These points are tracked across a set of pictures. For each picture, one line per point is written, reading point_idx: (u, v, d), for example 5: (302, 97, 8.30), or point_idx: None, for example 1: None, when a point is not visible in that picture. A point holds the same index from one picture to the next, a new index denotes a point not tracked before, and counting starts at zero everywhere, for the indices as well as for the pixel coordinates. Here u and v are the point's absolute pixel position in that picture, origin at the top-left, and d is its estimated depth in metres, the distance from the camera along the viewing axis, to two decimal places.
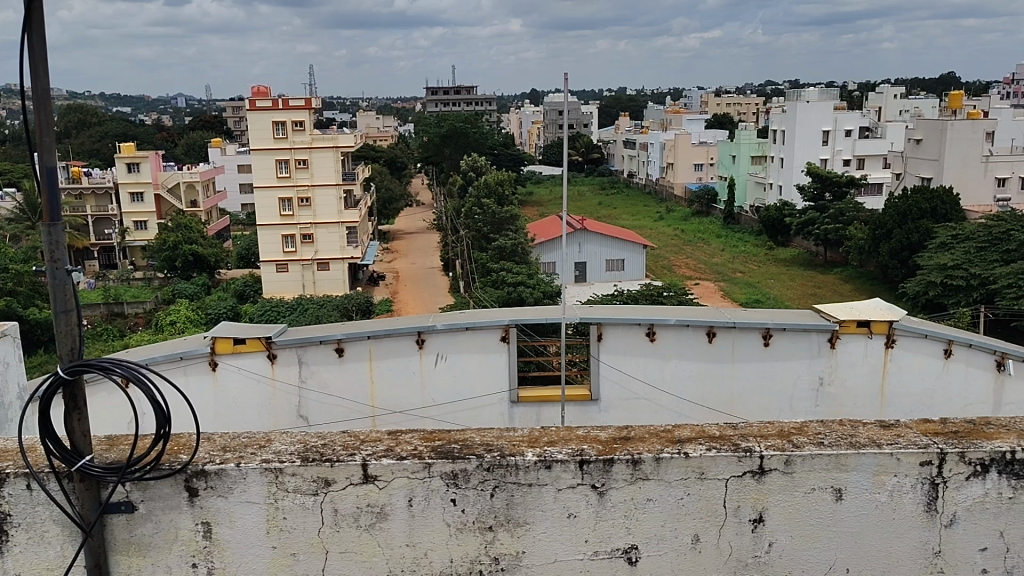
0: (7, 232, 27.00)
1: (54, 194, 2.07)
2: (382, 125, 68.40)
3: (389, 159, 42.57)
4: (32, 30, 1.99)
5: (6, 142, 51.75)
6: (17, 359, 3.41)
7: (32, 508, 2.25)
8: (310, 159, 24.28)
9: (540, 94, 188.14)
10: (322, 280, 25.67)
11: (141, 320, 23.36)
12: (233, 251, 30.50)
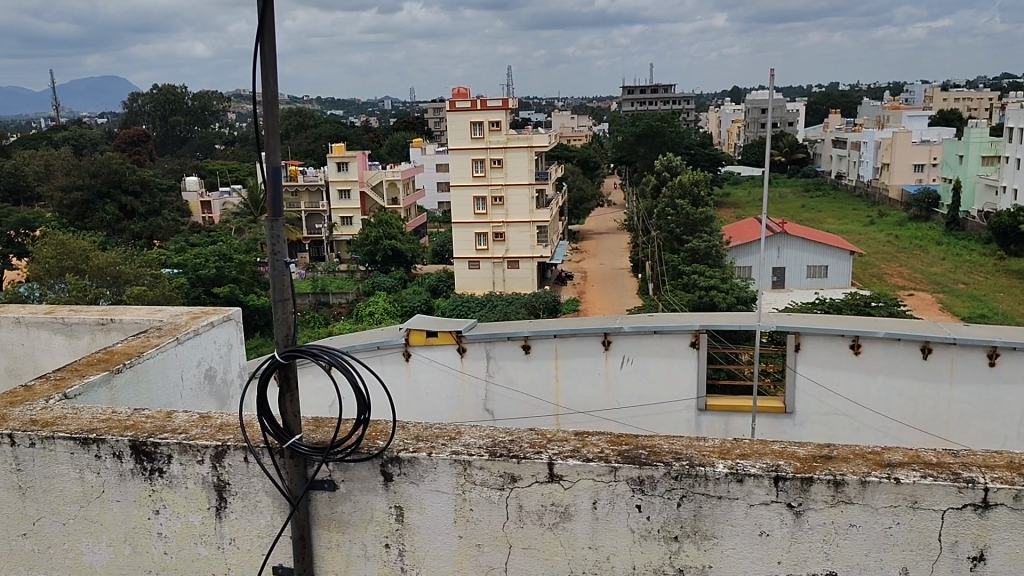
0: (233, 226, 29.87)
1: (278, 191, 2.21)
2: (577, 124, 69.03)
3: (583, 159, 42.91)
4: (263, 38, 2.11)
5: (237, 143, 57.32)
6: (239, 341, 3.70)
7: (248, 478, 2.44)
8: (505, 159, 24.93)
9: (742, 92, 182.21)
10: (512, 277, 26.25)
11: (344, 309, 25.03)
12: (429, 247, 31.97)
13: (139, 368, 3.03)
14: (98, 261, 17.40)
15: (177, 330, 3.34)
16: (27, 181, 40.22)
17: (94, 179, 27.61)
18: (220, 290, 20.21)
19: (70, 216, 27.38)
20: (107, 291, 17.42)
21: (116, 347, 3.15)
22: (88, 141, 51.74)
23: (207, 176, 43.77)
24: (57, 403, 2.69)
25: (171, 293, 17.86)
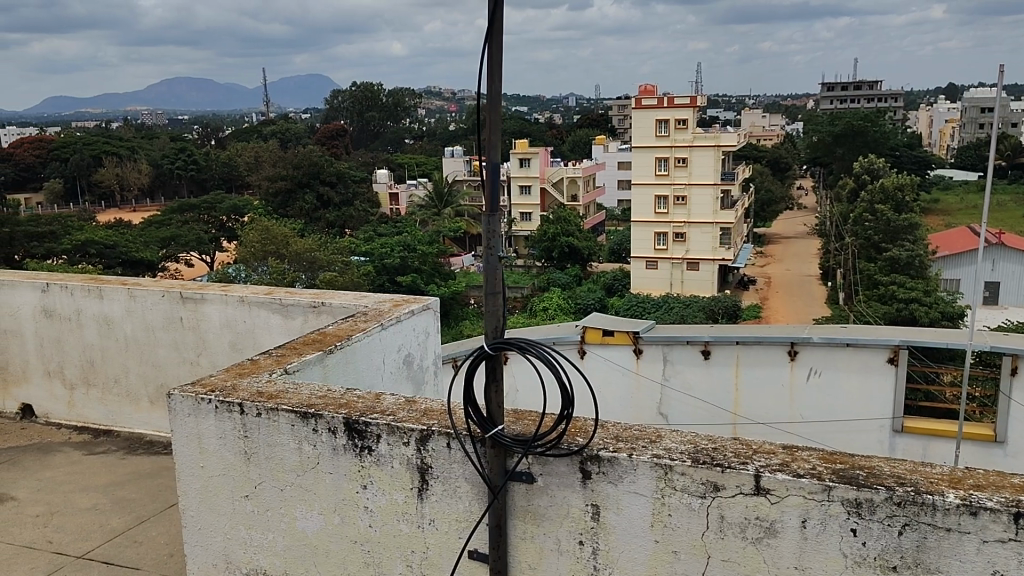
0: (418, 218, 31.41)
1: (496, 187, 2.24)
2: (770, 124, 66.59)
3: (773, 159, 41.45)
4: (493, 39, 2.13)
5: (427, 139, 59.97)
6: (436, 329, 3.81)
7: (451, 463, 2.51)
8: (689, 158, 24.59)
9: (954, 88, 168.54)
10: (691, 279, 25.90)
11: (519, 303, 25.65)
12: (607, 245, 32.09)
13: (349, 351, 3.22)
14: (295, 246, 18.78)
15: (382, 316, 3.50)
16: (241, 171, 44.21)
17: (297, 170, 29.82)
18: (403, 278, 21.29)
19: (275, 204, 29.75)
20: (303, 275, 18.77)
21: (328, 329, 3.36)
22: (293, 136, 55.91)
23: (397, 170, 46.24)
24: (278, 377, 2.91)
25: (359, 280, 18.91)
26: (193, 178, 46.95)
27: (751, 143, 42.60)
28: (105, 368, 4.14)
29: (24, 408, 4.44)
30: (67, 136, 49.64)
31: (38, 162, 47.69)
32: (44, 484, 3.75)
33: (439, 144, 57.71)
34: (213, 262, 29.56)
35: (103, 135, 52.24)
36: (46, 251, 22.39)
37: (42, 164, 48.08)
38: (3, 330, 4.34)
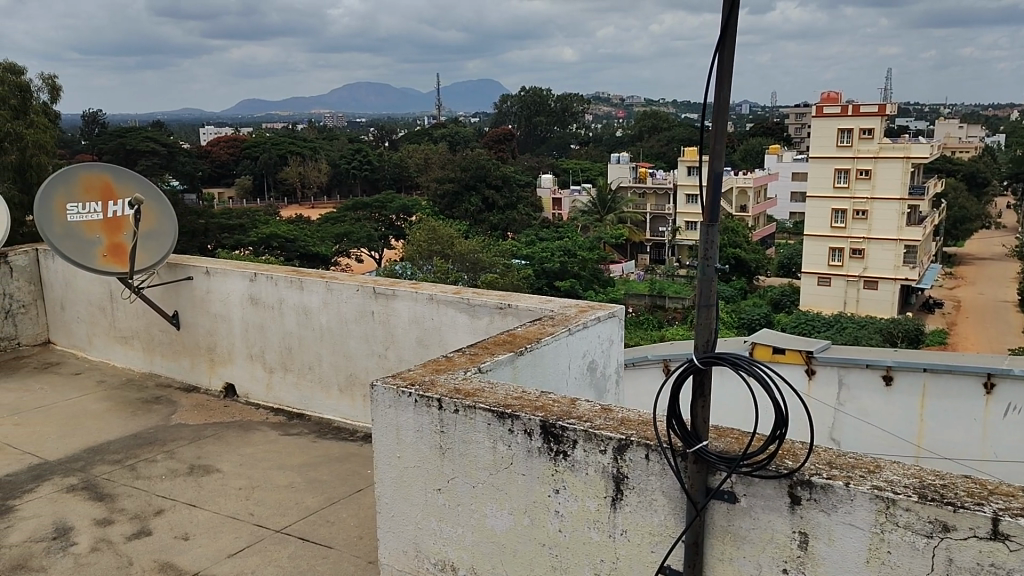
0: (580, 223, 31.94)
1: (716, 196, 2.14)
2: (966, 136, 62.39)
3: (968, 174, 38.86)
4: (726, 44, 2.03)
5: (595, 146, 60.68)
6: (620, 338, 3.78)
7: (647, 475, 2.44)
8: (874, 170, 24.31)
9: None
10: (867, 298, 25.85)
11: (679, 314, 25.92)
12: (776, 259, 31.55)
13: (538, 354, 3.24)
14: (460, 247, 19.42)
15: (569, 321, 3.51)
16: (411, 172, 46.33)
17: (465, 173, 30.83)
18: (562, 284, 21.55)
19: (443, 205, 30.89)
20: (465, 276, 19.32)
21: (517, 331, 3.40)
22: (462, 139, 57.92)
23: (562, 175, 47.19)
24: (473, 375, 2.96)
25: (519, 282, 19.15)
26: (366, 179, 49.44)
27: (944, 156, 40.12)
28: (302, 355, 4.39)
29: (228, 387, 4.79)
30: (259, 136, 53.85)
31: (231, 159, 51.95)
32: (245, 460, 4.02)
33: (602, 151, 57.98)
34: (381, 258, 31.08)
35: (290, 136, 56.22)
36: (235, 242, 24.44)
37: (235, 162, 52.27)
38: (212, 314, 4.70)
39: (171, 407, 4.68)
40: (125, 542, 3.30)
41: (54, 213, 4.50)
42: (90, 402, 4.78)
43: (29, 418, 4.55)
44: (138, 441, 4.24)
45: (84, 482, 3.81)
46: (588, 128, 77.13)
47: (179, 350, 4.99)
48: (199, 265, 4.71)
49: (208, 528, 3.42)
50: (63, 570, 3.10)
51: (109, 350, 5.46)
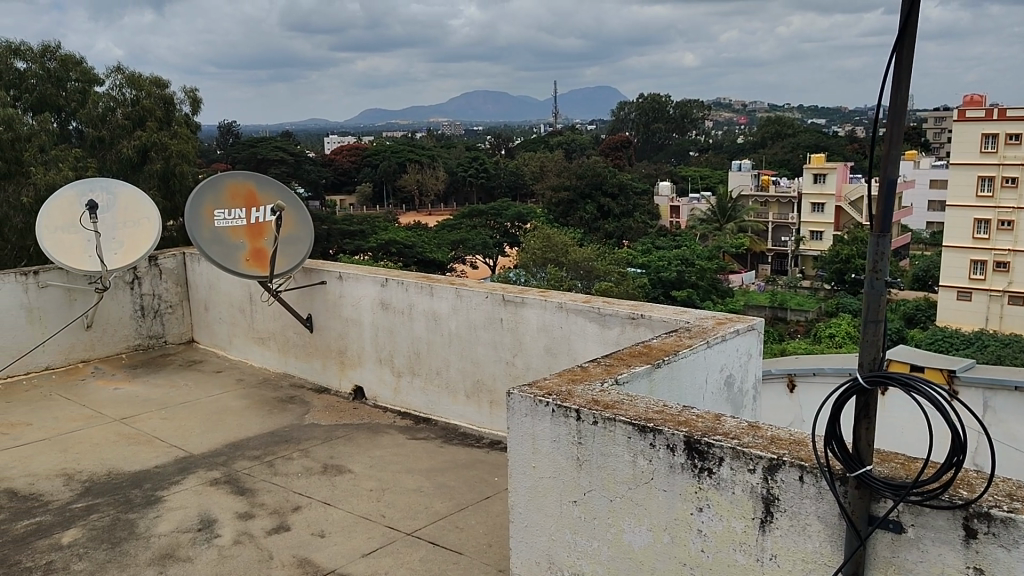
0: (698, 232, 31.41)
1: (889, 207, 1.98)
2: None
3: None
4: (904, 45, 1.91)
5: (716, 153, 59.86)
6: (759, 352, 3.64)
7: (801, 499, 2.25)
8: (1020, 178, 23.57)
9: None
10: (1011, 315, 24.51)
11: (802, 327, 25.16)
12: (909, 271, 30.35)
13: (676, 365, 3.14)
14: (574, 255, 19.68)
15: (707, 333, 3.40)
16: (527, 180, 46.85)
17: (580, 181, 31.02)
18: (678, 294, 21.32)
19: (557, 213, 31.05)
20: (580, 283, 19.53)
21: (653, 342, 3.30)
22: (578, 147, 58.23)
23: (680, 183, 46.76)
24: (611, 387, 2.89)
25: (635, 291, 19.08)
26: (482, 186, 50.08)
27: None
28: (429, 360, 4.45)
29: (357, 389, 4.91)
30: (380, 145, 55.79)
31: (353, 167, 53.46)
32: (376, 462, 4.10)
33: (723, 158, 56.81)
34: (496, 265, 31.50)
35: (410, 145, 57.82)
36: (356, 248, 25.50)
37: (357, 169, 53.74)
38: (344, 319, 4.84)
39: (304, 407, 4.83)
40: (265, 537, 3.40)
41: (202, 216, 4.72)
42: (231, 399, 4.99)
43: (174, 413, 4.78)
44: (275, 438, 4.39)
45: (226, 476, 3.96)
46: (708, 134, 75.68)
47: (312, 351, 5.14)
48: (333, 270, 4.87)
49: (342, 527, 3.49)
50: (207, 560, 3.22)
51: (247, 350, 5.70)
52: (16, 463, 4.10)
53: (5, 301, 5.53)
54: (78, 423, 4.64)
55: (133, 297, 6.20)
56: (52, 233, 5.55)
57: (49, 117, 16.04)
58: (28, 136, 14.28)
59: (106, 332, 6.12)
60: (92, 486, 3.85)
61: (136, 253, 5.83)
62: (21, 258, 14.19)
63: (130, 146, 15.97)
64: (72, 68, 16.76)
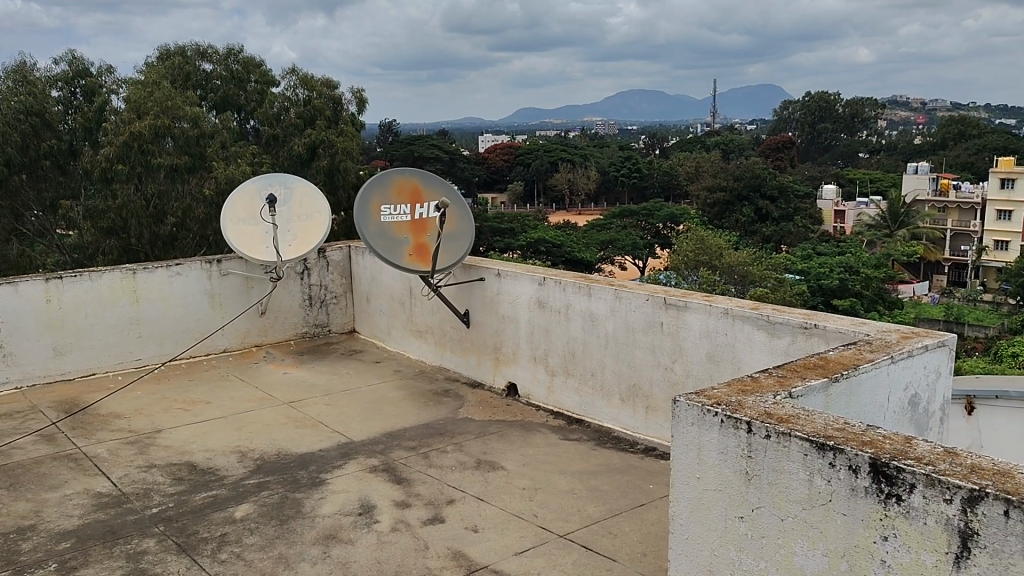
0: (865, 238, 29.76)
1: None
2: None
3: None
4: None
5: (889, 155, 56.42)
6: (948, 370, 3.36)
7: (1006, 535, 1.68)
8: None
9: None
10: None
11: (980, 344, 23.31)
12: None
13: (854, 382, 2.87)
14: (729, 258, 19.19)
15: (890, 347, 3.14)
16: (681, 180, 45.94)
17: (738, 182, 30.12)
18: (840, 303, 20.27)
19: (712, 215, 30.37)
20: (735, 288, 19.03)
21: (829, 355, 3.07)
22: (736, 147, 56.54)
23: (846, 186, 44.54)
24: (782, 402, 2.48)
25: (794, 298, 18.25)
26: (634, 186, 49.92)
27: None
28: (585, 360, 4.41)
29: (511, 386, 4.94)
30: (534, 144, 56.50)
31: (505, 166, 55.09)
32: (528, 460, 4.08)
33: (896, 160, 53.54)
34: (645, 267, 31.15)
35: (563, 144, 58.30)
36: (507, 245, 26.01)
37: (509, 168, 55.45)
38: (501, 315, 4.88)
39: (458, 401, 4.90)
40: (421, 527, 3.45)
41: (370, 212, 4.88)
42: (390, 389, 5.15)
43: (337, 399, 4.98)
44: (431, 430, 4.48)
45: (384, 464, 4.07)
46: (880, 135, 71.47)
47: (467, 346, 5.23)
48: (491, 267, 4.92)
49: (496, 523, 3.49)
50: (366, 544, 3.30)
51: (405, 342, 5.86)
52: (196, 437, 4.39)
53: (191, 286, 5.96)
54: (251, 404, 4.92)
55: (302, 286, 6.52)
56: (235, 224, 5.92)
57: (231, 115, 17.27)
58: (211, 133, 15.46)
59: (277, 319, 6.46)
60: (263, 464, 4.06)
61: (308, 244, 6.12)
62: (201, 247, 15.32)
63: (301, 143, 16.88)
64: (254, 70, 18.20)
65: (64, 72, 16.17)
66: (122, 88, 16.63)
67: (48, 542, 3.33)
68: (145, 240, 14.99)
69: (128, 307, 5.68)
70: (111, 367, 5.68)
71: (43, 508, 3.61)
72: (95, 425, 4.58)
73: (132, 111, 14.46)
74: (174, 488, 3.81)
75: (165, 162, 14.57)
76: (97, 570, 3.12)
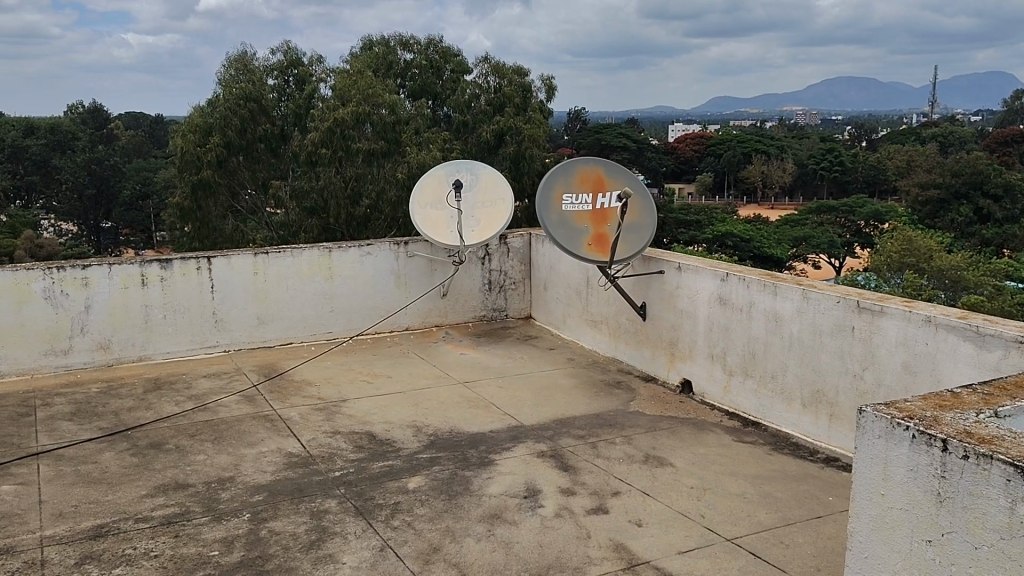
0: None
1: None
2: None
3: None
4: None
5: None
6: None
7: None
8: None
9: None
10: None
11: None
12: None
13: None
14: (939, 262, 17.71)
15: None
16: (889, 175, 42.79)
17: (955, 178, 27.88)
18: None
19: (925, 214, 28.30)
20: (944, 293, 17.55)
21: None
22: (956, 140, 51.81)
23: None
24: (987, 422, 2.20)
25: (1015, 307, 16.51)
26: (836, 181, 47.16)
27: None
28: (765, 362, 4.21)
29: (684, 383, 4.82)
30: (728, 134, 54.76)
31: (695, 156, 54.02)
32: (699, 459, 3.97)
33: None
34: (842, 266, 29.26)
35: (760, 134, 55.93)
36: (692, 238, 25.49)
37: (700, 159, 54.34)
38: (679, 310, 4.77)
39: (630, 394, 4.84)
40: (585, 516, 3.44)
41: (552, 201, 4.94)
42: (562, 376, 5.18)
43: (510, 383, 5.07)
44: (600, 421, 4.45)
45: (552, 450, 4.10)
46: None
47: (642, 340, 5.15)
48: (672, 260, 4.81)
49: (661, 520, 3.41)
50: (531, 527, 3.34)
51: (580, 331, 5.87)
52: (377, 409, 4.62)
53: (380, 266, 6.28)
54: (429, 381, 5.13)
55: (483, 271, 6.70)
56: (423, 209, 6.17)
57: (426, 102, 18.03)
58: (406, 120, 16.11)
59: (458, 302, 6.67)
60: (436, 440, 4.21)
61: (489, 231, 6.24)
62: (391, 229, 15.78)
63: (489, 131, 17.34)
64: (450, 59, 18.87)
65: (279, 61, 17.52)
66: (329, 76, 17.76)
67: (245, 493, 3.65)
68: (342, 221, 15.96)
69: (323, 283, 6.09)
70: (306, 338, 6.11)
71: (241, 462, 3.95)
72: (289, 390, 4.95)
73: (337, 98, 15.62)
74: (355, 454, 4.05)
75: (363, 147, 15.48)
76: (285, 523, 3.38)
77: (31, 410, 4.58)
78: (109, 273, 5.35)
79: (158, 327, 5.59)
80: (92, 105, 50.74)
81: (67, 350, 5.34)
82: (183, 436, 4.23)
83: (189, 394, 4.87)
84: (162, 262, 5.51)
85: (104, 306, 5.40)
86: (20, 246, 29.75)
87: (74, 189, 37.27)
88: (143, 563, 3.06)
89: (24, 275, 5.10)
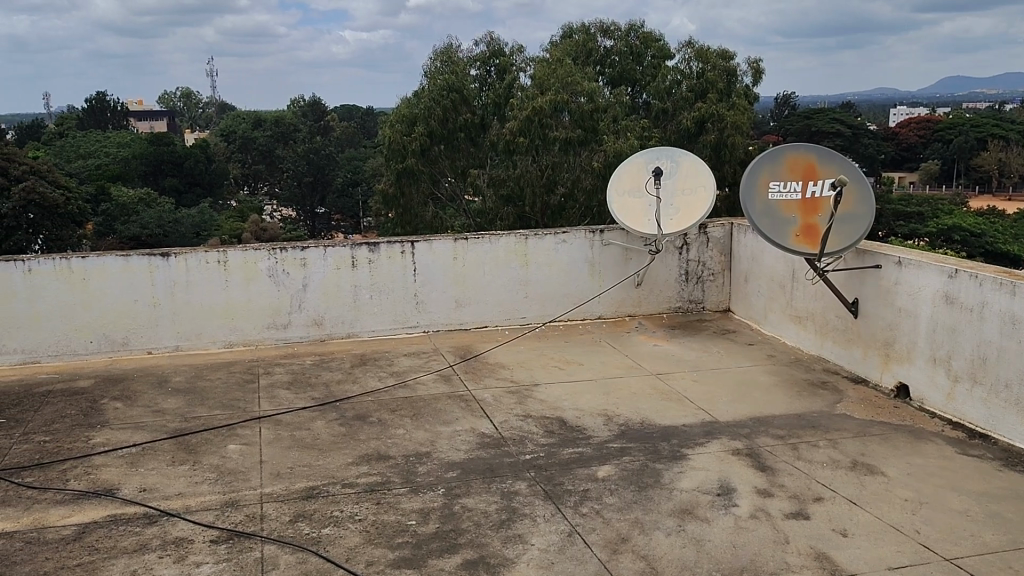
0: None
1: None
2: None
3: None
4: None
5: None
6: None
7: None
8: None
9: None
10: None
11: None
12: None
13: None
14: None
15: None
16: None
17: None
18: None
19: None
20: None
21: None
22: None
23: None
24: None
25: None
26: None
27: None
28: (999, 370, 3.78)
29: (900, 388, 4.44)
30: (958, 118, 50.12)
31: (918, 143, 49.96)
32: (915, 470, 3.63)
33: None
34: None
35: (997, 116, 50.72)
36: (911, 233, 23.67)
37: (925, 144, 50.38)
38: (897, 308, 4.40)
39: (837, 395, 4.53)
40: (783, 519, 3.25)
41: (757, 189, 4.73)
42: (762, 373, 4.94)
43: (705, 376, 4.92)
44: (803, 422, 4.20)
45: (748, 449, 3.91)
46: None
47: (854, 339, 4.81)
48: (891, 255, 4.45)
49: (870, 531, 3.16)
50: (723, 526, 3.20)
51: (783, 328, 5.57)
52: (568, 396, 4.64)
53: (575, 254, 6.29)
54: (621, 370, 5.08)
55: (680, 261, 6.54)
56: (622, 195, 6.16)
57: (625, 89, 17.94)
58: (605, 108, 16.05)
59: (653, 292, 6.56)
60: (627, 431, 4.15)
61: (688, 222, 6.03)
62: (585, 217, 16.00)
63: (689, 117, 16.89)
64: (652, 45, 18.59)
65: (483, 52, 18.06)
66: (528, 66, 18.07)
67: (439, 469, 3.78)
68: (538, 210, 16.27)
69: (518, 270, 6.19)
70: (501, 323, 6.25)
71: (437, 438, 4.10)
72: (483, 371, 5.08)
73: (536, 87, 15.90)
74: (545, 439, 4.07)
75: (560, 136, 15.59)
76: (476, 501, 3.46)
77: (254, 377, 5.04)
78: (324, 255, 5.75)
79: (365, 306, 5.93)
80: (314, 100, 54.91)
81: (287, 324, 5.79)
82: (385, 411, 4.46)
83: (391, 370, 5.14)
84: (371, 246, 5.84)
85: (319, 284, 5.80)
86: (249, 229, 32.85)
87: (294, 176, 40.50)
88: (348, 525, 3.26)
89: (252, 254, 5.59)
